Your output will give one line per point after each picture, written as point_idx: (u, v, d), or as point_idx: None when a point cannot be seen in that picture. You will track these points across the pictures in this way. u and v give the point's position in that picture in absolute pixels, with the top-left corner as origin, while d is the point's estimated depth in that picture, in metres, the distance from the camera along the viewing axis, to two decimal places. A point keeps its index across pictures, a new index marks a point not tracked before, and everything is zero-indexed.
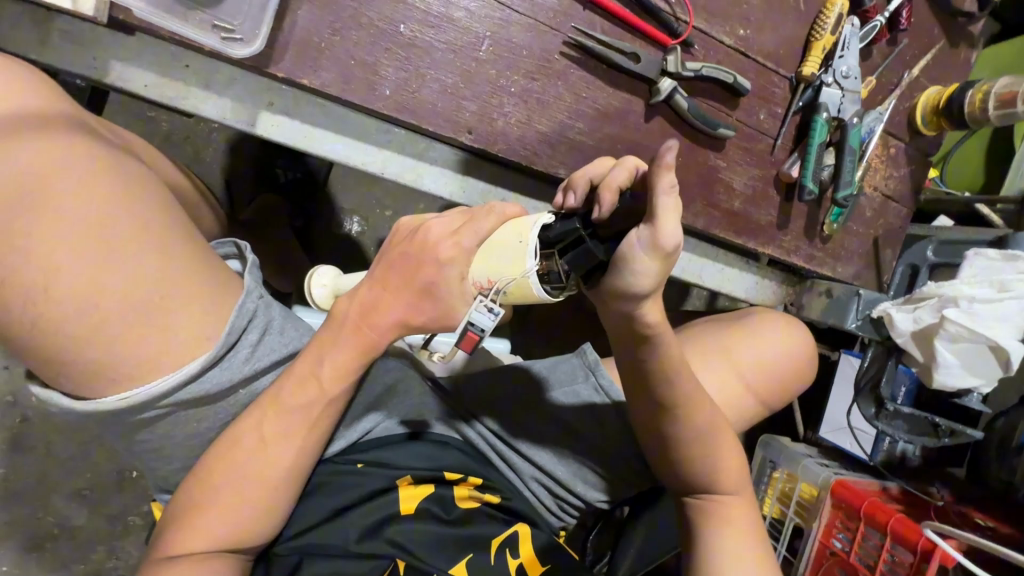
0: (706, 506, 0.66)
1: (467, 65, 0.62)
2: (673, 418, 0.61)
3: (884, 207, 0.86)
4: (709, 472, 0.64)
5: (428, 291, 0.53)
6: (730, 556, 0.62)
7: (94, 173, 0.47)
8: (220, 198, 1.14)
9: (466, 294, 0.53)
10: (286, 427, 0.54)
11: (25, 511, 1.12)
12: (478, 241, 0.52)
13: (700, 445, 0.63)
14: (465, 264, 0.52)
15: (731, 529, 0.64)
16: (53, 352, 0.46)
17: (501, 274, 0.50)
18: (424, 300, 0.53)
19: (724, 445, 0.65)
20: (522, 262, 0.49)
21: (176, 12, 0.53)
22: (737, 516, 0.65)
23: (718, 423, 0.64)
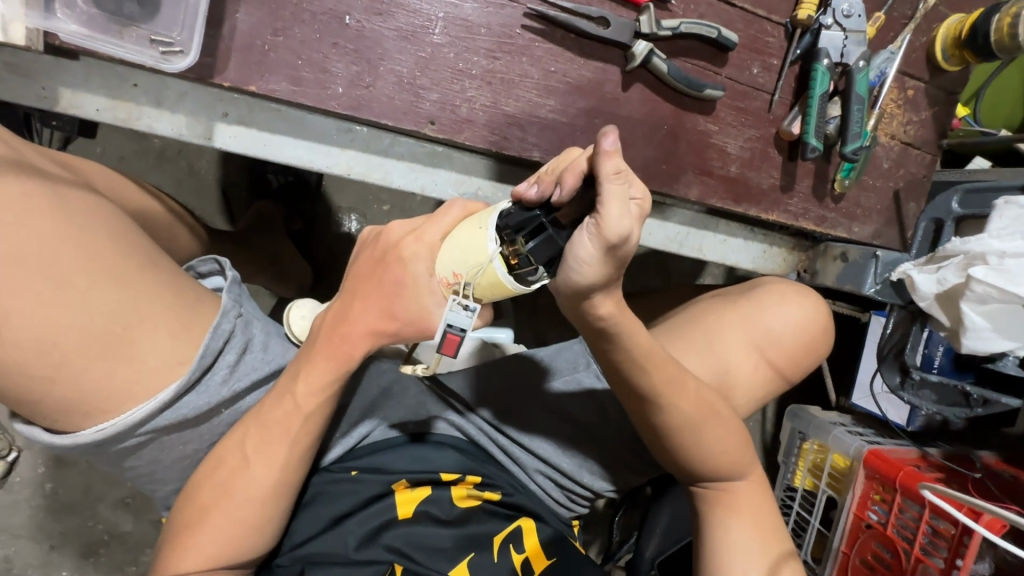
0: (713, 496, 0.64)
1: (422, 51, 0.59)
2: (658, 408, 0.58)
3: (904, 156, 0.78)
4: (709, 463, 0.62)
5: (398, 291, 0.53)
6: (734, 547, 0.61)
7: (41, 211, 0.46)
8: (218, 209, 1.14)
9: (434, 291, 0.52)
10: (269, 447, 0.55)
11: (75, 521, 1.19)
12: (440, 234, 0.52)
13: (695, 433, 0.60)
14: (431, 257, 0.51)
15: (746, 518, 0.62)
16: (27, 393, 0.47)
17: (464, 266, 0.48)
18: (395, 300, 0.53)
19: (725, 431, 0.62)
20: (484, 248, 0.46)
21: (111, 32, 0.51)
22: (744, 504, 0.63)
23: (704, 407, 0.60)
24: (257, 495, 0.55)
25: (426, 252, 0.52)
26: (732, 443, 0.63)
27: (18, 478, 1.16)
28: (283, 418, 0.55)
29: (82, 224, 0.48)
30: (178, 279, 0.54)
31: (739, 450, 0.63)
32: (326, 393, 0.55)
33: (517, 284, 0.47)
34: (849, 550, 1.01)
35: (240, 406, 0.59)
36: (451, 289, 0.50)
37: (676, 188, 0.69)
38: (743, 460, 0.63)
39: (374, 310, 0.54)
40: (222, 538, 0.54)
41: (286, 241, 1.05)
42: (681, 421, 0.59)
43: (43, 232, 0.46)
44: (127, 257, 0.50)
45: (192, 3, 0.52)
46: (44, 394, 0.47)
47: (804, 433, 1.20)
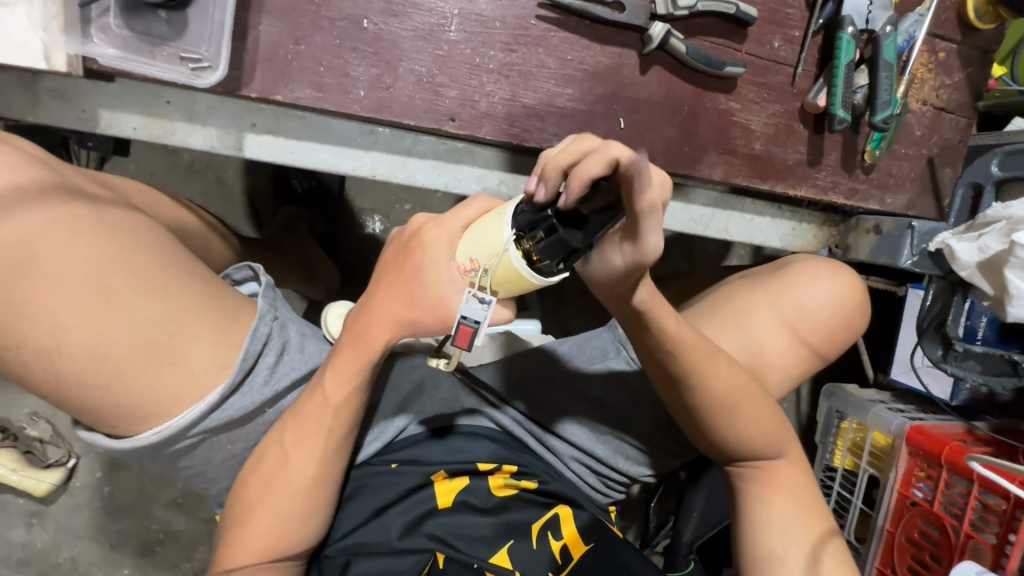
0: (751, 474, 0.64)
1: (439, 49, 0.59)
2: (690, 388, 0.58)
3: (938, 122, 0.75)
4: (743, 441, 0.62)
5: (417, 279, 0.54)
6: (774, 525, 0.61)
7: (85, 229, 0.49)
8: (248, 217, 1.18)
9: (453, 277, 0.52)
10: (307, 440, 0.58)
11: (132, 522, 1.25)
12: (463, 223, 0.52)
13: (729, 413, 0.60)
14: (451, 243, 0.52)
15: (785, 495, 0.62)
16: (87, 400, 0.50)
17: (481, 252, 0.49)
18: (416, 287, 0.54)
19: (760, 410, 0.62)
20: (500, 235, 0.47)
21: (144, 51, 0.53)
22: (784, 481, 0.63)
23: (740, 384, 0.60)
24: (302, 487, 0.58)
25: (446, 238, 0.52)
26: (767, 420, 0.62)
27: (77, 484, 1.22)
28: (317, 411, 0.57)
29: (123, 239, 0.50)
30: (216, 287, 0.56)
31: (774, 426, 0.63)
32: (354, 383, 0.57)
33: (533, 275, 0.47)
34: (893, 528, 1.00)
35: (283, 405, 0.61)
36: (468, 277, 0.51)
37: (699, 168, 0.69)
38: (779, 439, 0.63)
39: (399, 296, 0.55)
40: (273, 530, 0.57)
41: (314, 244, 1.08)
42: (712, 400, 0.59)
43: (88, 250, 0.48)
44: (168, 268, 0.52)
45: (217, 18, 0.53)
46: (102, 401, 0.50)
47: (841, 412, 1.17)
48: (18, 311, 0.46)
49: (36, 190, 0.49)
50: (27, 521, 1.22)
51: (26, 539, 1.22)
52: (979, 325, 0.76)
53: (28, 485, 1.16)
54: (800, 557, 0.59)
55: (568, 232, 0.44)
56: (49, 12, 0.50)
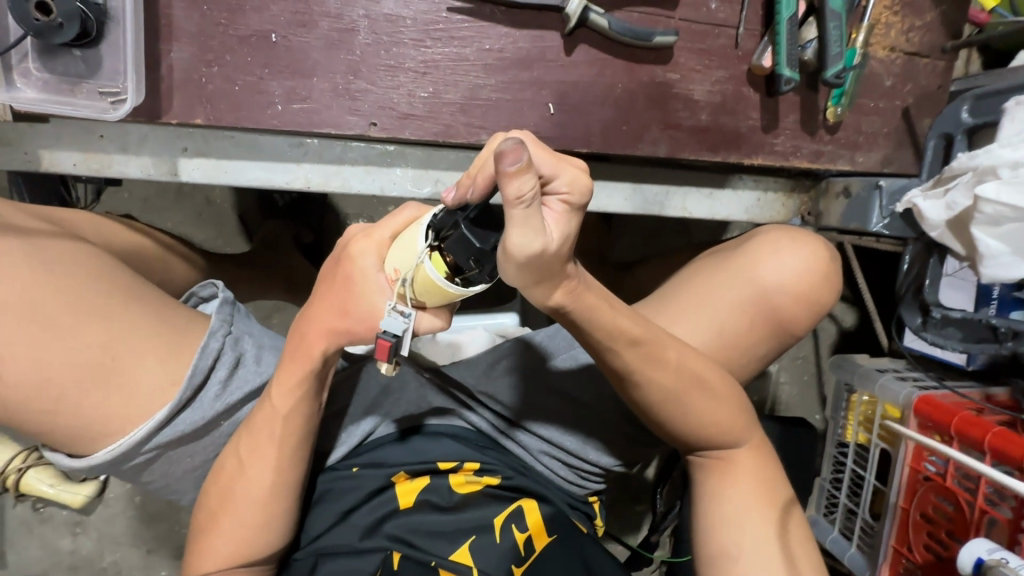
0: (708, 465, 0.63)
1: (351, 54, 0.59)
2: (634, 384, 0.55)
3: (910, 68, 0.69)
4: (694, 434, 0.60)
5: (348, 291, 0.53)
6: (729, 520, 0.61)
7: (19, 264, 0.51)
8: (238, 234, 1.22)
9: (381, 286, 0.51)
10: (262, 450, 0.59)
11: (164, 527, 1.33)
12: (390, 233, 0.52)
13: (677, 406, 0.58)
14: (380, 254, 0.51)
15: (742, 486, 0.61)
16: (44, 424, 0.54)
17: (403, 263, 0.48)
18: (349, 300, 0.53)
19: (713, 401, 0.59)
20: (416, 246, 0.47)
21: (65, 91, 0.55)
22: (740, 471, 0.62)
23: (686, 378, 0.57)
24: (262, 497, 0.59)
25: (374, 247, 0.51)
26: (723, 413, 0.60)
27: (112, 494, 1.31)
28: (269, 422, 0.58)
29: (59, 271, 0.53)
30: (162, 309, 0.58)
31: (728, 412, 0.60)
32: (298, 396, 0.58)
33: (452, 285, 0.46)
34: (907, 505, 0.94)
35: (240, 416, 0.63)
36: (395, 289, 0.50)
37: (641, 147, 0.65)
38: (737, 430, 0.61)
39: (335, 306, 0.54)
40: (235, 538, 0.60)
41: (296, 255, 1.10)
42: (662, 395, 0.56)
43: (24, 283, 0.51)
44: (108, 294, 0.55)
45: (127, 50, 0.55)
46: (56, 422, 0.54)
47: (850, 384, 1.10)
48: None
49: None
50: (72, 530, 1.32)
51: (72, 546, 1.32)
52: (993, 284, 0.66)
53: (65, 496, 1.22)
54: (755, 552, 0.59)
55: (467, 231, 0.43)
56: None
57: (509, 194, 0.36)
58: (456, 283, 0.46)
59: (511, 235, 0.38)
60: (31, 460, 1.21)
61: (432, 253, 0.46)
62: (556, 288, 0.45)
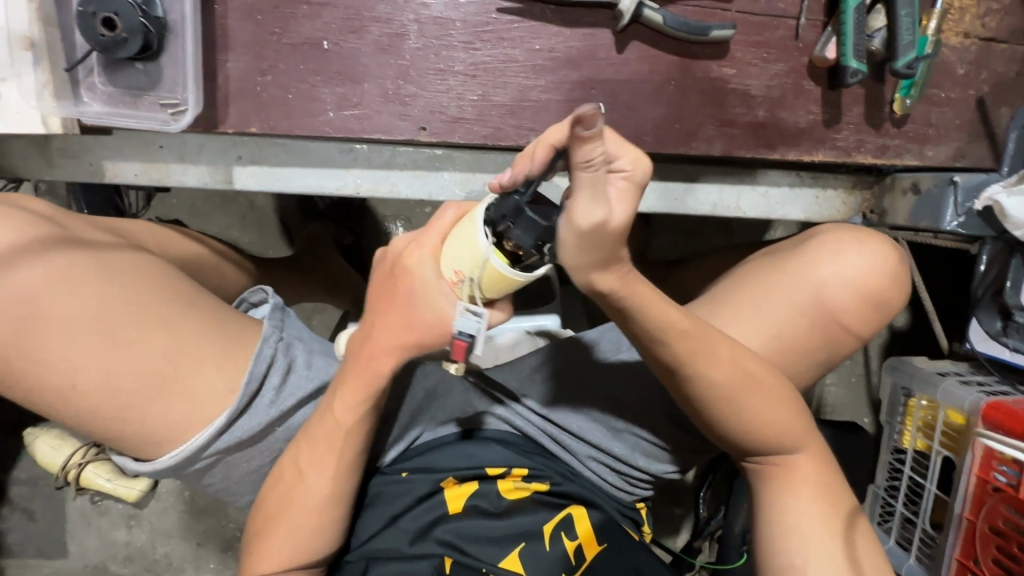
0: (767, 472, 0.61)
1: (402, 59, 0.59)
2: (687, 378, 0.54)
3: (987, 55, 0.64)
4: (752, 437, 0.58)
5: (410, 299, 0.52)
6: (789, 531, 0.58)
7: (86, 278, 0.53)
8: (281, 237, 1.24)
9: (444, 291, 0.50)
10: (321, 458, 0.59)
11: (213, 522, 1.38)
12: (439, 238, 0.51)
13: (729, 406, 0.56)
14: (435, 260, 0.50)
15: (804, 494, 0.59)
16: (115, 429, 0.56)
17: (464, 263, 0.48)
18: (413, 309, 0.52)
19: (774, 402, 0.57)
20: (477, 246, 0.46)
21: (128, 104, 0.57)
22: (801, 479, 0.60)
23: (742, 376, 0.55)
24: (319, 503, 0.60)
25: (429, 257, 0.50)
26: (781, 415, 0.57)
27: (163, 489, 1.36)
28: (330, 430, 0.58)
29: (123, 281, 0.54)
30: (218, 316, 0.59)
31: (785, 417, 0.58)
32: (363, 407, 0.58)
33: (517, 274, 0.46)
34: (975, 517, 0.89)
35: (293, 422, 0.64)
36: (458, 290, 0.49)
37: (695, 145, 0.63)
38: (795, 435, 0.59)
39: (400, 316, 0.53)
40: (292, 541, 0.61)
41: (338, 258, 1.11)
42: (716, 389, 0.54)
43: (90, 295, 0.52)
44: (169, 303, 0.56)
45: (186, 62, 0.56)
46: (122, 428, 0.55)
47: (908, 388, 1.06)
48: (36, 358, 0.51)
49: (43, 243, 0.53)
50: (127, 523, 1.38)
51: (127, 538, 1.38)
52: None
53: (121, 492, 1.27)
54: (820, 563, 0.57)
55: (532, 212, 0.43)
56: (38, 81, 0.54)
57: (578, 157, 0.35)
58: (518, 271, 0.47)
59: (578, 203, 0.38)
60: (89, 457, 1.24)
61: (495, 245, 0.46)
62: (610, 273, 0.43)
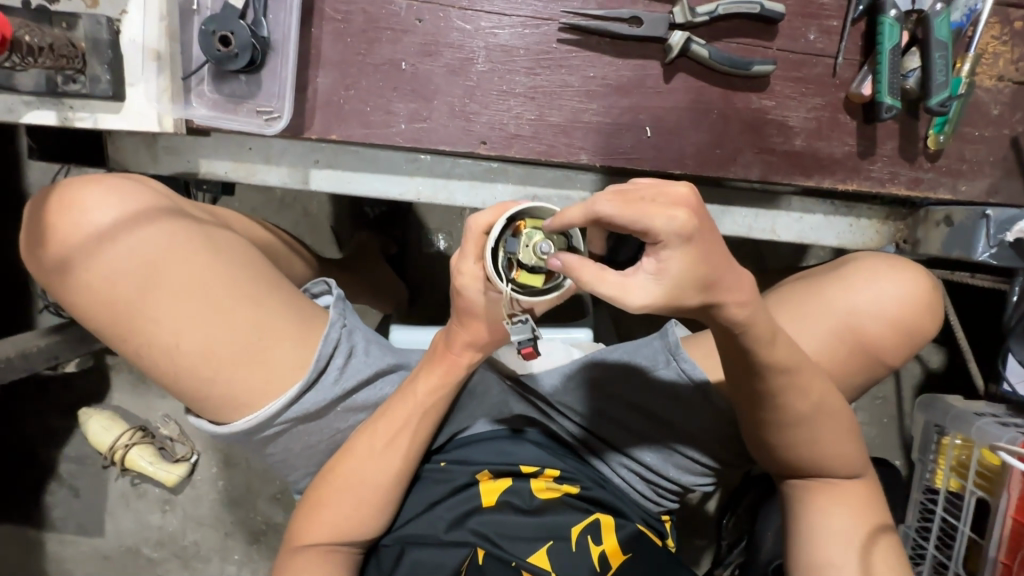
0: (809, 486, 0.64)
1: (469, 80, 0.66)
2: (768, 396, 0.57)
3: (1020, 98, 0.67)
4: (806, 457, 0.62)
5: (478, 317, 0.58)
6: (824, 540, 0.62)
7: (198, 251, 0.60)
8: (330, 242, 1.32)
9: (494, 302, 0.56)
10: (392, 440, 0.65)
11: (242, 512, 1.42)
12: (476, 260, 0.53)
13: (795, 429, 0.59)
14: (479, 283, 0.54)
15: (842, 508, 0.63)
16: (200, 390, 0.62)
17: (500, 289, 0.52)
18: (482, 324, 0.59)
19: (830, 425, 0.60)
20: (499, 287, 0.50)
21: (229, 109, 0.65)
22: (837, 494, 0.63)
23: (819, 401, 0.58)
24: (385, 480, 0.66)
25: (473, 281, 0.54)
26: (831, 440, 0.61)
27: (199, 477, 1.42)
28: (406, 408, 0.65)
29: (222, 258, 0.61)
30: (297, 298, 0.66)
31: (835, 438, 0.61)
32: (443, 392, 0.65)
33: (550, 295, 0.49)
34: (1011, 560, 0.87)
35: (353, 402, 0.68)
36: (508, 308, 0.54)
37: (734, 169, 0.68)
38: (843, 459, 0.62)
39: (473, 330, 0.60)
40: (345, 517, 0.66)
41: (383, 264, 1.18)
42: (795, 407, 0.57)
43: (202, 266, 0.60)
44: (259, 282, 0.63)
45: (284, 75, 0.64)
46: (207, 391, 0.62)
47: (942, 426, 1.06)
48: (144, 316, 0.58)
49: (159, 217, 0.60)
50: (162, 507, 1.43)
51: (160, 522, 1.43)
52: None
53: (161, 475, 1.35)
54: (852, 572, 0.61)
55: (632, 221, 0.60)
56: (159, 87, 0.63)
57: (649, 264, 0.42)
58: (550, 288, 0.49)
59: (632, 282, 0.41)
60: (135, 439, 1.35)
61: (515, 284, 0.49)
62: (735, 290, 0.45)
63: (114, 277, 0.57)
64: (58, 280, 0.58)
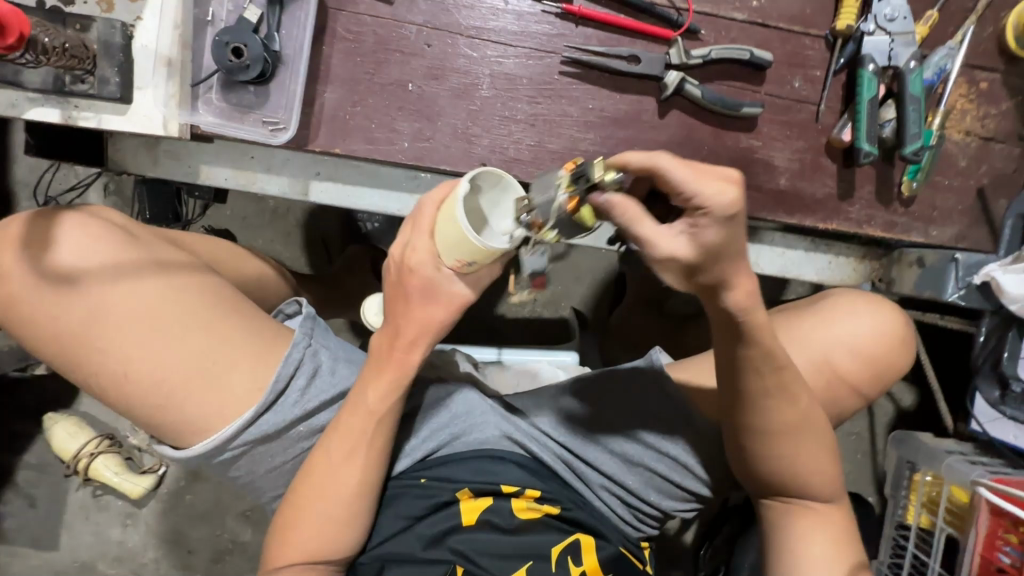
0: (789, 509, 0.66)
1: (473, 105, 0.68)
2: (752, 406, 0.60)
3: (985, 152, 0.72)
4: (786, 473, 0.63)
5: (426, 295, 0.59)
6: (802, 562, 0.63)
7: (149, 279, 0.61)
8: (320, 255, 1.31)
9: (449, 278, 0.58)
10: (352, 455, 0.64)
11: (207, 529, 1.36)
12: (428, 236, 0.57)
13: (777, 436, 0.61)
14: (433, 257, 0.57)
15: (820, 529, 0.65)
16: (157, 417, 0.62)
17: (461, 252, 0.54)
18: (429, 304, 0.60)
19: (808, 440, 0.62)
20: (468, 241, 0.52)
21: (235, 118, 0.66)
22: (817, 518, 0.65)
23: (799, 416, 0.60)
24: (346, 496, 0.65)
25: (427, 257, 0.57)
26: (810, 456, 0.63)
27: (165, 490, 1.36)
28: (362, 420, 0.64)
29: (177, 283, 0.62)
30: (256, 320, 0.66)
31: (810, 458, 0.63)
32: (393, 397, 0.64)
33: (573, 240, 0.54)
34: None
35: (315, 422, 0.67)
36: (462, 270, 0.57)
37: None
38: (821, 478, 0.64)
39: (419, 316, 0.61)
40: (319, 535, 0.64)
41: (373, 279, 1.18)
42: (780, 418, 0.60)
43: (153, 294, 0.61)
44: (213, 306, 0.63)
45: (293, 89, 0.65)
46: (165, 418, 0.62)
47: (914, 463, 1.09)
48: (99, 346, 0.59)
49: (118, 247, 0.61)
50: (122, 521, 1.36)
51: (120, 537, 1.36)
52: None
53: (125, 487, 1.30)
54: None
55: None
56: (168, 93, 0.64)
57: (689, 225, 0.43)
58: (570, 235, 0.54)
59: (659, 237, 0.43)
60: (101, 447, 1.30)
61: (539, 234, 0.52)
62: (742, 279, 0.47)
63: (66, 310, 0.59)
64: (15, 313, 0.60)
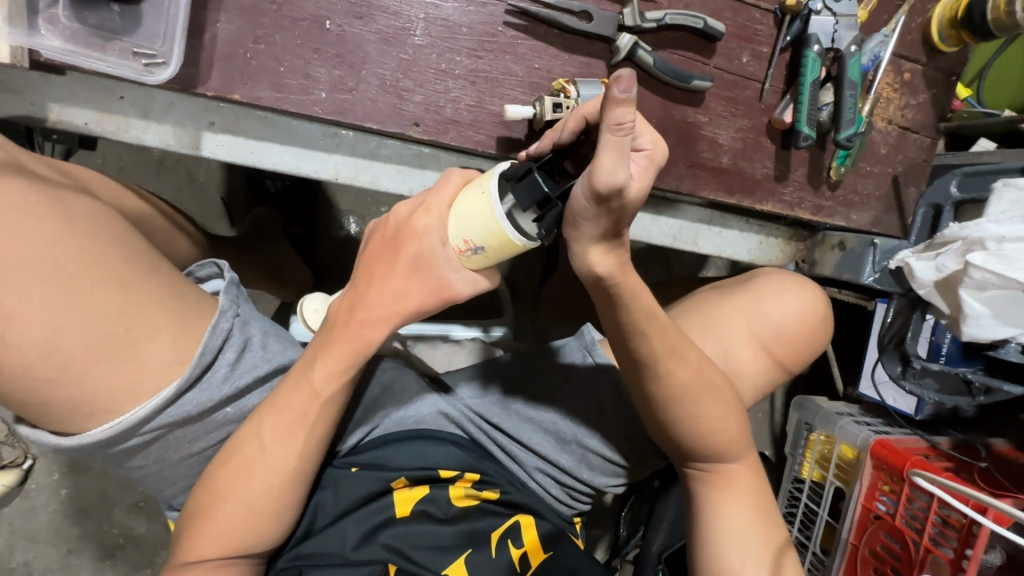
0: (707, 476, 0.67)
1: (405, 53, 0.59)
2: (652, 373, 0.60)
3: (902, 141, 0.75)
4: (696, 441, 0.64)
5: (416, 265, 0.55)
6: (728, 533, 0.64)
7: (42, 218, 0.49)
8: (219, 214, 1.14)
9: (449, 260, 0.54)
10: (281, 439, 0.57)
11: (89, 525, 1.18)
12: (448, 202, 0.52)
13: (691, 400, 0.62)
14: (442, 227, 0.52)
15: (735, 493, 0.66)
16: (32, 393, 0.50)
17: (475, 234, 0.50)
18: (412, 277, 0.55)
19: (718, 401, 0.64)
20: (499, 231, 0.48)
21: (95, 46, 0.52)
22: (737, 486, 0.66)
23: (701, 378, 0.62)
24: (273, 485, 0.58)
25: (435, 220, 0.52)
26: (704, 426, 0.63)
27: (34, 485, 1.16)
28: (304, 401, 0.57)
29: (80, 229, 0.50)
30: (174, 280, 0.56)
31: (729, 429, 0.65)
32: (342, 379, 0.58)
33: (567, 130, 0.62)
34: (858, 541, 0.98)
35: (244, 403, 0.61)
36: (464, 257, 0.52)
37: (668, 181, 0.68)
38: (734, 442, 0.65)
39: (393, 289, 0.56)
40: (239, 526, 0.57)
41: (285, 246, 1.04)
42: (682, 384, 0.61)
43: (49, 239, 0.49)
44: (126, 261, 0.52)
45: (173, 13, 0.53)
46: (50, 396, 0.50)
47: (811, 424, 1.19)
48: None
49: None
50: None
51: None
52: (943, 341, 0.80)
53: None
54: (747, 557, 0.63)
55: (541, 176, 0.47)
56: None
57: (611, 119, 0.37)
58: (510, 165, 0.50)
59: (601, 162, 0.39)
60: None
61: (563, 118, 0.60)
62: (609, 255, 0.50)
63: None
64: None
